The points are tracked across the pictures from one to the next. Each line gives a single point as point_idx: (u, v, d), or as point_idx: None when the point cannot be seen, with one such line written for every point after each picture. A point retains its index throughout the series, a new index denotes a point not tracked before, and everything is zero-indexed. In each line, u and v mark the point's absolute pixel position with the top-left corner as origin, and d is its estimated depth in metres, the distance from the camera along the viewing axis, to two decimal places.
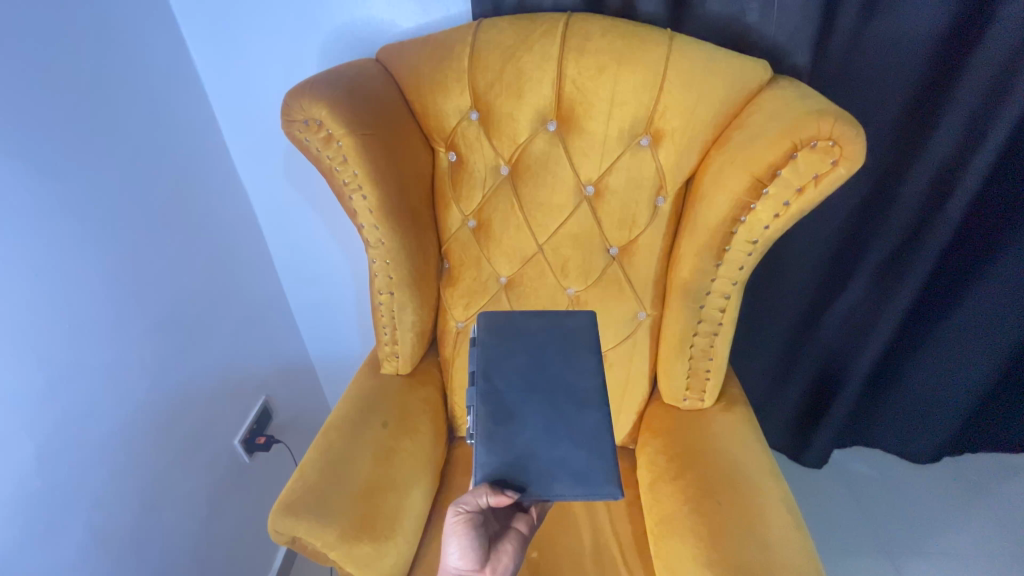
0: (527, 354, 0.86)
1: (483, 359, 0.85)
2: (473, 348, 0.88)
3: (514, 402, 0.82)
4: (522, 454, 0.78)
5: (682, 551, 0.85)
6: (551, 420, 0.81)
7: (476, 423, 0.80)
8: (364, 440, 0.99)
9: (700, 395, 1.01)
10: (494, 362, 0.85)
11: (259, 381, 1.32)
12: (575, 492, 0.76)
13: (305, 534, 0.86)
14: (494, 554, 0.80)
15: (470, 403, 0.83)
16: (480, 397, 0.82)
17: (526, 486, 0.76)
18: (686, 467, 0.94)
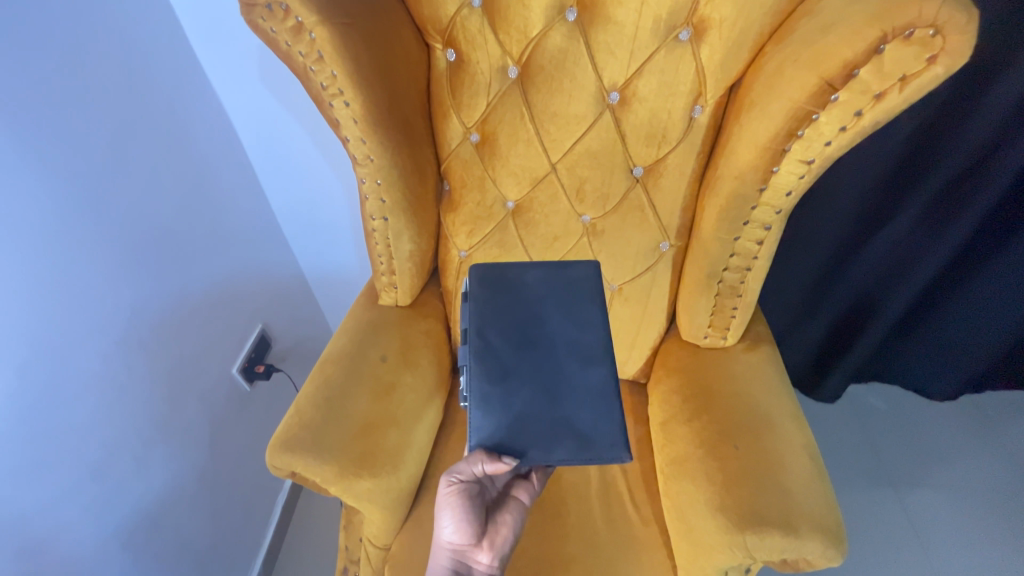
0: (524, 306, 0.79)
1: (476, 314, 0.78)
2: (466, 303, 0.81)
3: (513, 359, 0.76)
4: (520, 416, 0.73)
5: (693, 494, 0.81)
6: (554, 375, 0.75)
7: (470, 383, 0.74)
8: (362, 376, 0.93)
9: (722, 333, 0.93)
10: (487, 316, 0.78)
11: (253, 310, 1.26)
12: (577, 457, 0.71)
13: (305, 471, 0.83)
14: (491, 525, 0.78)
15: (463, 362, 0.77)
16: (473, 355, 0.76)
17: (525, 451, 0.71)
18: (702, 410, 0.88)
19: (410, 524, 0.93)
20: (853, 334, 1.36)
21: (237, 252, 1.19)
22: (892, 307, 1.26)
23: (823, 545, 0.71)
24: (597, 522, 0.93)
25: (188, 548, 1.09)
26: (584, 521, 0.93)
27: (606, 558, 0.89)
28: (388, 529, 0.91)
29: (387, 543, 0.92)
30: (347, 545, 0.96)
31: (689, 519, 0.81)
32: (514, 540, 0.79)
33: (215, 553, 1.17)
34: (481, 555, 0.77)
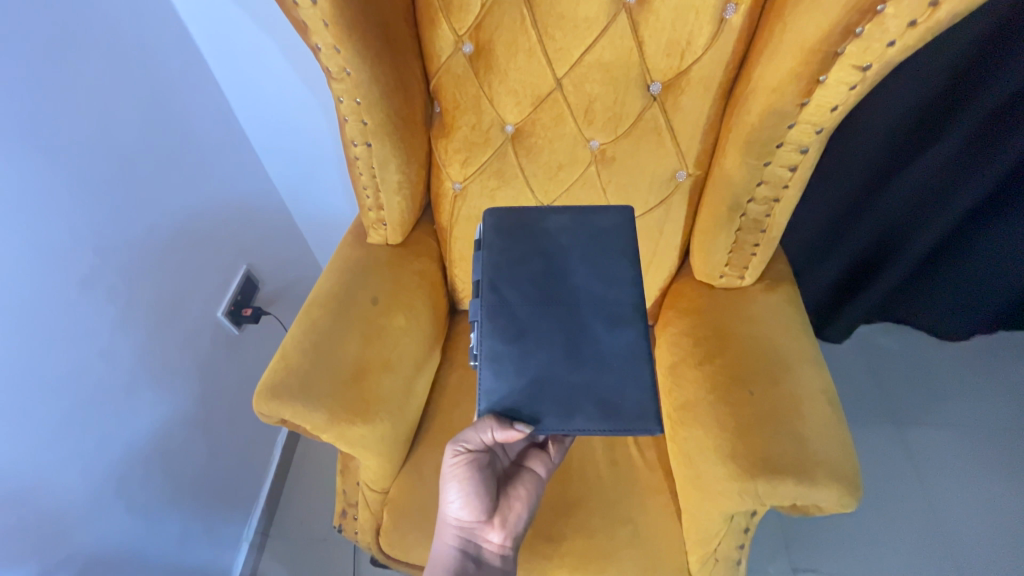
0: (541, 258, 0.73)
1: (490, 265, 0.73)
2: (478, 253, 0.75)
3: (528, 315, 0.70)
4: (536, 378, 0.67)
5: (703, 441, 0.77)
6: (570, 331, 0.70)
7: (483, 340, 0.69)
8: (352, 321, 0.87)
9: (740, 273, 0.86)
10: (503, 268, 0.72)
11: (236, 251, 1.18)
12: (600, 427, 0.65)
13: (295, 419, 0.79)
14: (503, 500, 0.75)
15: (475, 316, 0.71)
16: (487, 310, 0.70)
17: (539, 418, 0.66)
18: (715, 354, 0.83)
19: (409, 468, 0.91)
20: (871, 276, 1.31)
21: (213, 189, 1.09)
22: (916, 248, 1.21)
23: (838, 494, 0.68)
24: (600, 466, 0.91)
25: (185, 492, 1.09)
26: (587, 464, 0.91)
27: (610, 501, 0.87)
28: (384, 474, 0.88)
29: (386, 488, 0.90)
30: (344, 489, 0.93)
31: (697, 465, 0.78)
32: (527, 517, 0.77)
33: (215, 496, 1.17)
34: (491, 534, 0.74)
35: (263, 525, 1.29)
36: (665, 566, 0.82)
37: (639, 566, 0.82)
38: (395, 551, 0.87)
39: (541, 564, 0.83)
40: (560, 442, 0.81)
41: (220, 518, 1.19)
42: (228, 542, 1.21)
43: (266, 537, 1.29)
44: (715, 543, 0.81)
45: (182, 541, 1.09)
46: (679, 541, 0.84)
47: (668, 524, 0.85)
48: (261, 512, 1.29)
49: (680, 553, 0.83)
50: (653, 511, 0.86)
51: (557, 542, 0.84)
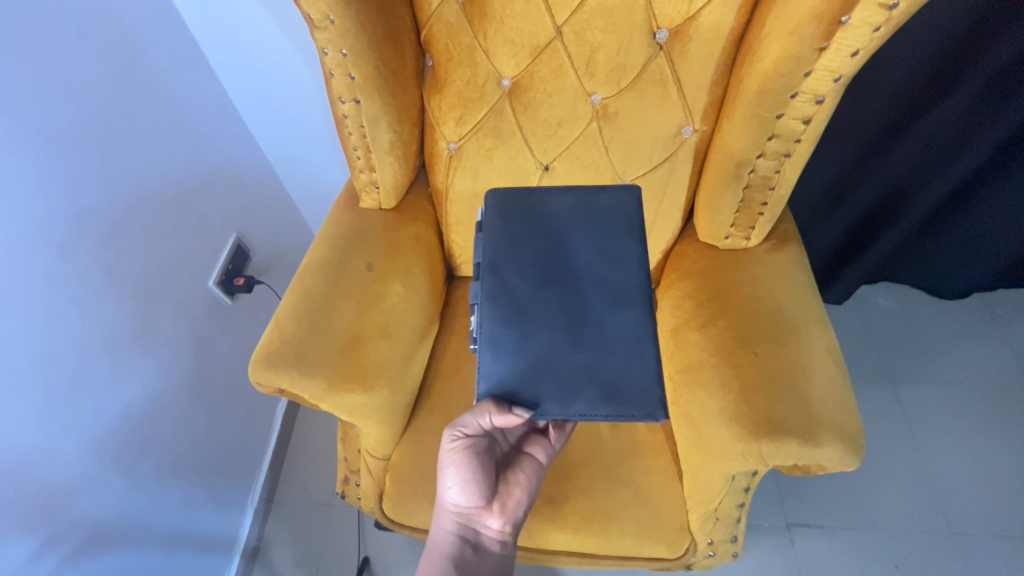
0: (543, 238, 0.71)
1: (490, 246, 0.71)
2: (478, 235, 0.73)
3: (529, 295, 0.68)
4: (537, 361, 0.66)
5: (706, 403, 0.77)
6: (573, 309, 0.68)
7: (482, 322, 0.67)
8: (347, 289, 0.85)
9: (746, 233, 0.84)
10: (503, 249, 0.70)
11: (225, 218, 1.13)
12: (602, 412, 0.64)
13: (293, 388, 0.77)
14: (502, 486, 0.75)
15: (474, 299, 0.70)
16: (487, 291, 0.68)
17: (539, 403, 0.64)
18: (718, 317, 0.81)
19: (410, 434, 0.90)
20: (868, 239, 1.29)
21: (196, 152, 1.04)
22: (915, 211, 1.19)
23: (842, 452, 0.68)
24: (601, 429, 0.91)
25: (185, 462, 1.09)
26: (587, 427, 0.91)
27: (611, 463, 0.87)
28: (385, 441, 0.87)
29: (387, 454, 0.90)
30: (345, 456, 0.93)
31: (700, 427, 0.77)
32: (528, 502, 0.76)
33: (217, 464, 1.18)
34: (491, 520, 0.73)
35: (267, 491, 1.31)
36: (666, 525, 0.83)
37: (640, 525, 0.83)
38: (398, 516, 0.87)
39: (544, 525, 0.84)
40: (561, 428, 0.79)
41: (224, 485, 1.20)
42: (233, 508, 1.22)
43: (270, 502, 1.31)
44: (716, 501, 0.81)
45: (187, 509, 1.10)
46: (680, 500, 0.85)
47: (669, 484, 0.85)
48: (265, 478, 1.30)
49: (681, 512, 0.84)
50: (655, 472, 0.86)
51: (559, 504, 0.84)
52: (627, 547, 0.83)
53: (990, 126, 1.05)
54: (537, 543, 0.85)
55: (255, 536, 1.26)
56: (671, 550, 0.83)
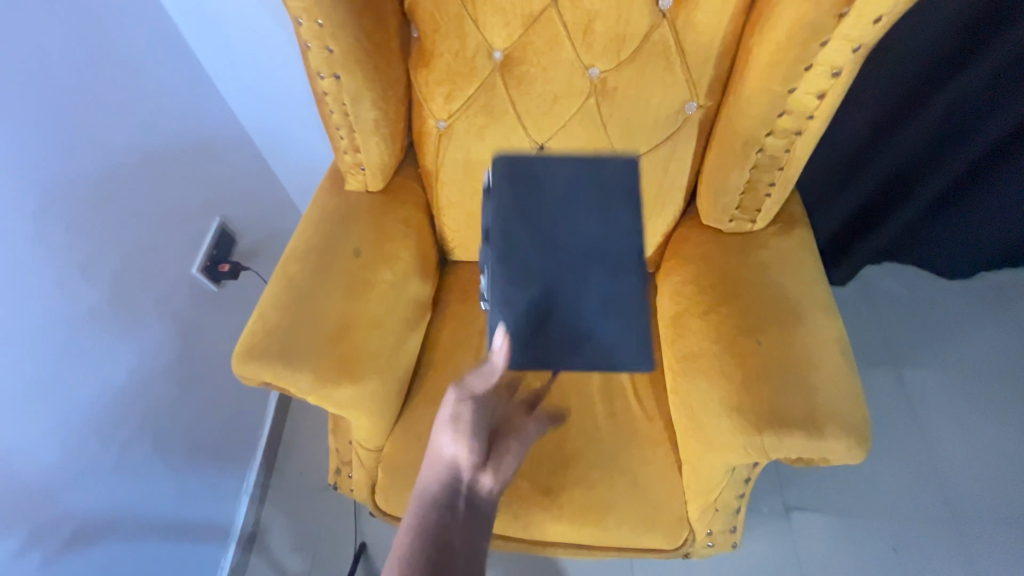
0: (557, 199, 0.66)
1: (500, 209, 0.66)
2: (487, 198, 0.69)
3: (539, 260, 0.66)
4: (538, 315, 0.66)
5: (708, 392, 0.74)
6: (581, 261, 0.66)
7: (492, 288, 0.66)
8: (333, 277, 0.81)
9: (751, 216, 0.79)
10: (513, 212, 0.66)
11: (206, 201, 1.08)
12: (591, 363, 0.67)
13: (278, 381, 0.74)
14: (498, 447, 0.63)
15: (484, 262, 0.69)
16: (496, 257, 0.66)
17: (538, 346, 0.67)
18: (722, 304, 0.77)
19: (402, 425, 0.88)
20: (867, 229, 1.27)
21: (172, 131, 0.98)
22: (916, 200, 1.18)
23: (848, 445, 0.65)
24: (598, 418, 0.88)
25: (174, 452, 1.07)
26: (585, 417, 0.88)
27: (608, 453, 0.85)
28: (378, 431, 0.85)
29: (381, 444, 0.88)
30: (336, 447, 0.90)
31: (701, 417, 0.75)
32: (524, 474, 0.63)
33: (208, 453, 1.16)
34: (482, 478, 0.59)
35: (263, 478, 1.29)
36: (665, 515, 0.81)
37: (638, 516, 0.81)
38: (392, 508, 0.86)
39: (540, 516, 0.82)
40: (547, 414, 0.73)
41: (216, 474, 1.18)
42: (227, 497, 1.21)
43: (266, 489, 1.30)
44: (716, 492, 0.79)
45: (178, 498, 1.09)
46: (679, 491, 0.83)
47: (668, 474, 0.83)
48: (260, 466, 1.29)
49: (681, 503, 0.82)
50: (653, 462, 0.84)
51: (556, 496, 0.82)
52: (625, 538, 0.81)
53: (1004, 106, 1.04)
54: (533, 535, 0.83)
55: (251, 523, 1.25)
56: (669, 541, 0.82)
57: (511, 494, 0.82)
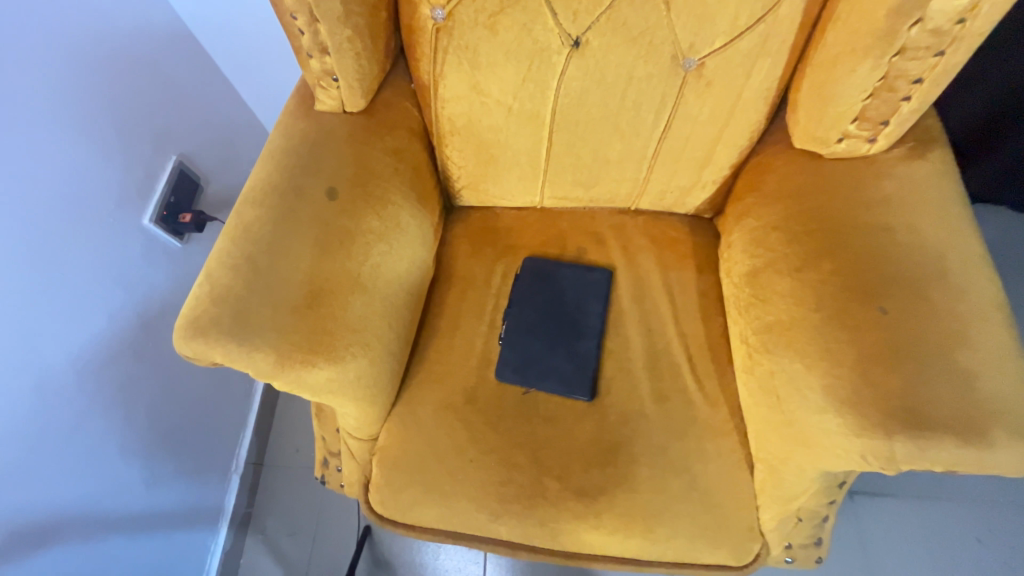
0: (593, 301, 0.76)
1: (549, 275, 0.78)
2: (533, 264, 0.79)
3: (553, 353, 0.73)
4: (535, 363, 0.72)
5: (802, 373, 0.55)
6: (580, 272, 0.77)
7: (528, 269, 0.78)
8: (302, 226, 0.61)
9: (872, 133, 0.57)
10: (553, 295, 0.76)
11: (153, 134, 0.87)
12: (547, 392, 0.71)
13: (232, 364, 0.56)
14: None
15: (534, 260, 0.79)
16: (533, 290, 0.77)
17: (525, 366, 0.72)
18: (822, 258, 0.57)
19: (401, 410, 0.71)
20: None
21: (88, 28, 0.75)
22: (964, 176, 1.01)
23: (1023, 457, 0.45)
24: (643, 402, 0.70)
25: (150, 434, 0.90)
26: (628, 400, 0.70)
27: (658, 447, 0.67)
28: (368, 420, 0.69)
29: (375, 434, 0.71)
30: (322, 436, 0.74)
31: (792, 409, 0.56)
32: None
33: (191, 435, 0.99)
34: None
35: (255, 455, 1.14)
36: (731, 527, 0.64)
37: (699, 526, 0.64)
38: (391, 513, 0.69)
39: (573, 524, 0.66)
40: None
41: (201, 454, 1.02)
42: (215, 478, 1.05)
43: (261, 467, 1.15)
44: (797, 503, 0.62)
45: (150, 490, 0.91)
46: (750, 494, 0.65)
47: (735, 474, 0.66)
48: (251, 440, 1.13)
49: (751, 511, 0.65)
50: (716, 458, 0.66)
51: (592, 499, 0.66)
52: (680, 552, 0.65)
53: None
54: (564, 546, 0.67)
55: (246, 504, 1.11)
56: (736, 558, 0.65)
57: (536, 494, 0.67)
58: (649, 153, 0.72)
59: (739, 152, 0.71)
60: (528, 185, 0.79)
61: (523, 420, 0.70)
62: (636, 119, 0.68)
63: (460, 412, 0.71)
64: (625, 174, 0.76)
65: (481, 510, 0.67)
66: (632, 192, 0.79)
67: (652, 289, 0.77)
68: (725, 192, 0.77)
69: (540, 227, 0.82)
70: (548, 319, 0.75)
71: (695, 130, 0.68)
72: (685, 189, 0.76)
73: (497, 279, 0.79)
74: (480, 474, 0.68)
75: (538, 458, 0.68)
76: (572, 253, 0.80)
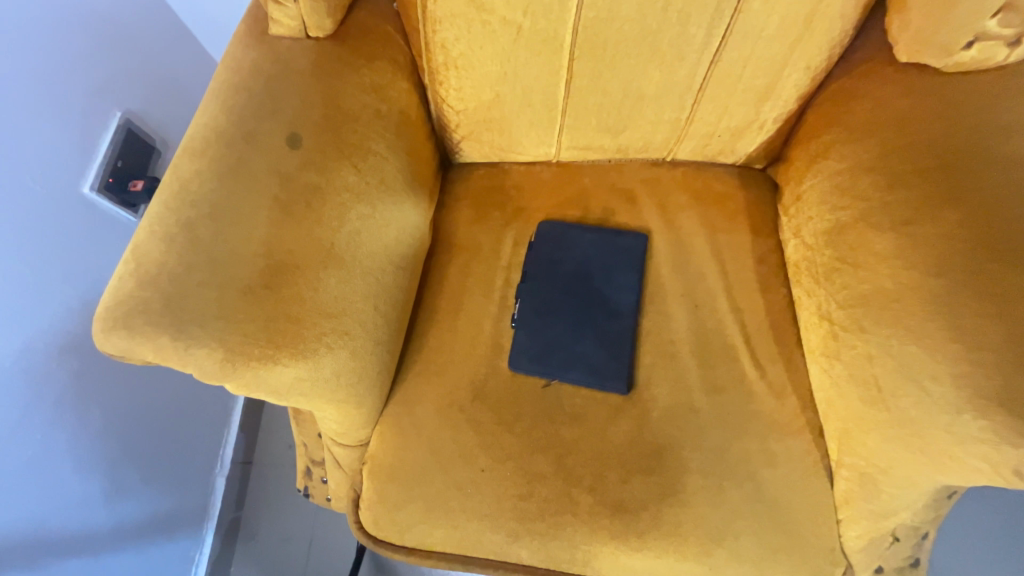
0: (624, 272, 0.62)
1: (569, 241, 0.63)
2: (551, 228, 0.65)
3: (578, 338, 0.59)
4: (556, 349, 0.59)
5: (920, 359, 0.42)
6: (607, 237, 0.63)
7: (543, 235, 0.64)
8: (255, 183, 0.47)
9: (1017, 32, 0.42)
10: (575, 267, 0.62)
11: (90, 82, 0.72)
12: (573, 385, 0.58)
13: (168, 363, 0.43)
14: None
15: (551, 225, 0.64)
16: (551, 261, 0.63)
17: (544, 353, 0.59)
18: (940, 207, 0.43)
19: (395, 411, 0.59)
20: None
21: None
22: None
23: None
24: (692, 394, 0.57)
25: (109, 437, 0.76)
26: (673, 393, 0.57)
27: (713, 450, 0.54)
28: (354, 423, 0.56)
29: (364, 438, 0.59)
30: (303, 442, 0.63)
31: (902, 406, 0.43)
32: None
33: (164, 436, 0.85)
34: None
35: (242, 453, 1.01)
36: (808, 547, 0.52)
37: (769, 549, 0.52)
38: (387, 535, 0.57)
39: (610, 546, 0.53)
40: None
41: (177, 456, 0.88)
42: (195, 482, 0.92)
43: (250, 466, 1.02)
44: (893, 519, 0.49)
45: (109, 502, 0.77)
46: (830, 507, 0.52)
47: (809, 483, 0.53)
48: (237, 438, 1.00)
49: (832, 527, 0.52)
50: (785, 464, 0.53)
51: (633, 515, 0.53)
52: None
53: None
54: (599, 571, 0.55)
55: (233, 508, 0.98)
56: None
57: (563, 511, 0.54)
58: (695, 85, 0.57)
59: (812, 77, 0.55)
60: (541, 132, 0.64)
61: (544, 420, 0.57)
62: (681, 36, 0.53)
63: (467, 412, 0.58)
64: (662, 114, 0.61)
65: (496, 530, 0.55)
66: (670, 138, 0.64)
67: (697, 257, 0.62)
68: (787, 133, 0.61)
69: (557, 185, 0.67)
70: (571, 298, 0.61)
71: (758, 50, 0.53)
72: (737, 131, 0.61)
73: (507, 249, 0.65)
74: (494, 487, 0.55)
75: (564, 466, 0.55)
76: (597, 214, 0.66)
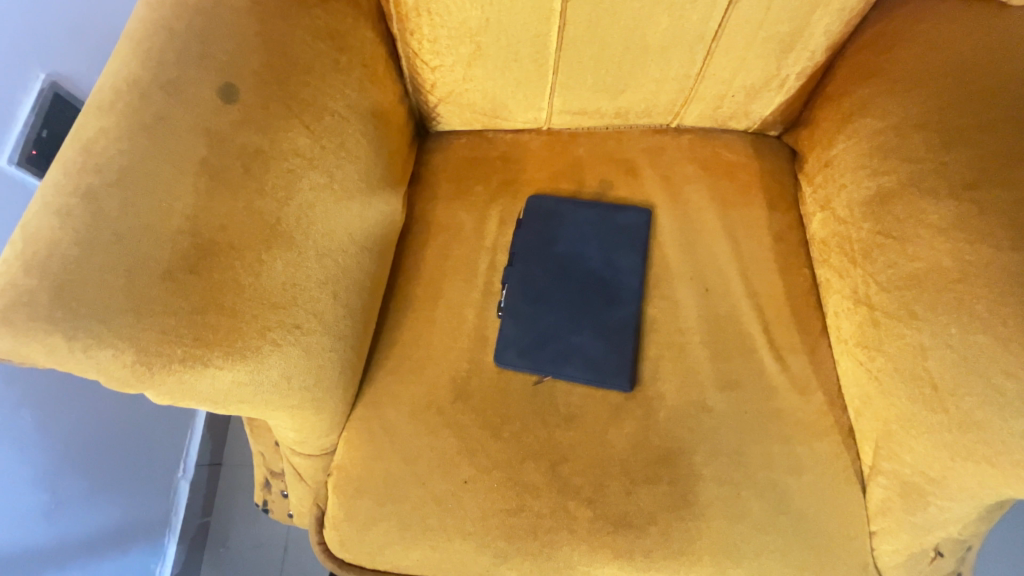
0: (626, 253, 0.54)
1: (562, 220, 0.55)
2: (543, 202, 0.56)
3: (574, 329, 0.52)
4: (549, 342, 0.52)
5: (1001, 356, 0.36)
6: (604, 213, 0.55)
7: (532, 216, 0.56)
8: (177, 145, 0.39)
9: None
10: (569, 249, 0.54)
11: (30, 26, 0.55)
12: (574, 382, 0.51)
13: (70, 369, 0.36)
14: None
15: (543, 200, 0.56)
16: (542, 242, 0.55)
17: (536, 347, 0.51)
18: (1009, 167, 0.37)
19: (364, 415, 0.51)
20: None
21: None
22: None
23: None
24: (705, 391, 0.49)
25: (50, 442, 0.64)
26: (683, 391, 0.50)
27: (729, 456, 0.47)
28: (315, 429, 0.49)
29: (330, 446, 0.52)
30: (261, 451, 0.57)
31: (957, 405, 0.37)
32: None
33: (117, 442, 0.73)
34: None
35: (209, 454, 0.88)
36: (838, 563, 0.45)
37: (796, 568, 0.45)
38: (355, 557, 0.50)
39: (613, 566, 0.47)
40: None
41: (136, 461, 0.76)
42: (154, 489, 0.80)
43: (218, 468, 0.89)
44: (938, 534, 0.44)
45: (47, 518, 0.65)
46: (862, 517, 0.46)
47: (839, 491, 0.46)
48: (203, 438, 0.87)
49: (865, 540, 0.46)
50: (811, 469, 0.47)
51: (639, 530, 0.46)
52: None
53: None
54: None
55: (201, 513, 0.86)
56: None
57: (559, 527, 0.47)
58: (709, 34, 0.49)
59: (844, 22, 0.47)
60: (530, 92, 0.56)
61: (536, 423, 0.50)
62: None
63: (447, 415, 0.50)
64: (670, 69, 0.52)
65: (483, 551, 0.47)
66: (676, 99, 0.55)
67: (707, 235, 0.54)
68: (810, 92, 0.53)
69: (548, 155, 0.59)
70: (565, 282, 0.53)
71: None
72: (753, 90, 0.53)
73: (492, 228, 0.57)
74: (479, 501, 0.48)
75: (560, 476, 0.48)
76: (593, 188, 0.57)
